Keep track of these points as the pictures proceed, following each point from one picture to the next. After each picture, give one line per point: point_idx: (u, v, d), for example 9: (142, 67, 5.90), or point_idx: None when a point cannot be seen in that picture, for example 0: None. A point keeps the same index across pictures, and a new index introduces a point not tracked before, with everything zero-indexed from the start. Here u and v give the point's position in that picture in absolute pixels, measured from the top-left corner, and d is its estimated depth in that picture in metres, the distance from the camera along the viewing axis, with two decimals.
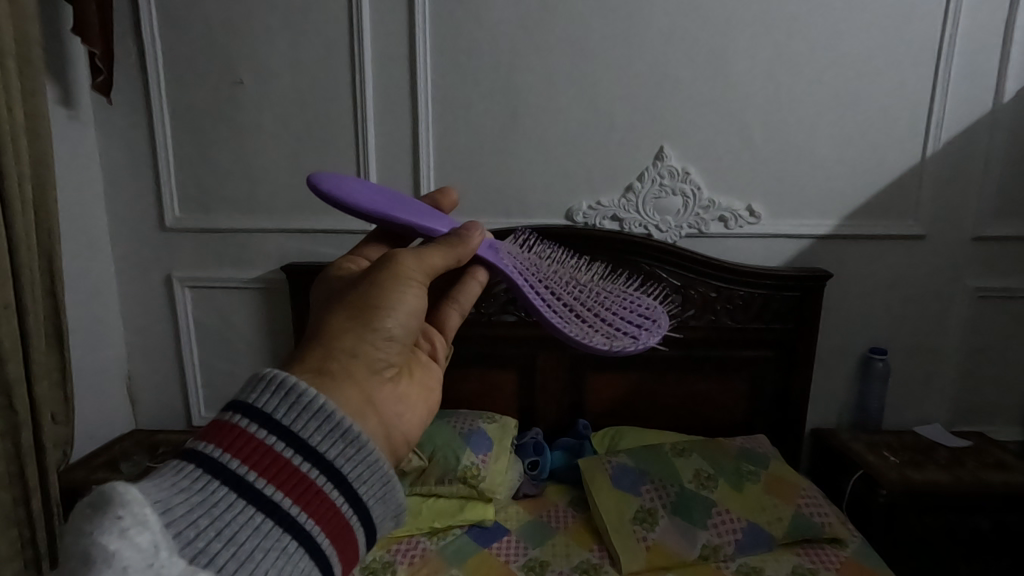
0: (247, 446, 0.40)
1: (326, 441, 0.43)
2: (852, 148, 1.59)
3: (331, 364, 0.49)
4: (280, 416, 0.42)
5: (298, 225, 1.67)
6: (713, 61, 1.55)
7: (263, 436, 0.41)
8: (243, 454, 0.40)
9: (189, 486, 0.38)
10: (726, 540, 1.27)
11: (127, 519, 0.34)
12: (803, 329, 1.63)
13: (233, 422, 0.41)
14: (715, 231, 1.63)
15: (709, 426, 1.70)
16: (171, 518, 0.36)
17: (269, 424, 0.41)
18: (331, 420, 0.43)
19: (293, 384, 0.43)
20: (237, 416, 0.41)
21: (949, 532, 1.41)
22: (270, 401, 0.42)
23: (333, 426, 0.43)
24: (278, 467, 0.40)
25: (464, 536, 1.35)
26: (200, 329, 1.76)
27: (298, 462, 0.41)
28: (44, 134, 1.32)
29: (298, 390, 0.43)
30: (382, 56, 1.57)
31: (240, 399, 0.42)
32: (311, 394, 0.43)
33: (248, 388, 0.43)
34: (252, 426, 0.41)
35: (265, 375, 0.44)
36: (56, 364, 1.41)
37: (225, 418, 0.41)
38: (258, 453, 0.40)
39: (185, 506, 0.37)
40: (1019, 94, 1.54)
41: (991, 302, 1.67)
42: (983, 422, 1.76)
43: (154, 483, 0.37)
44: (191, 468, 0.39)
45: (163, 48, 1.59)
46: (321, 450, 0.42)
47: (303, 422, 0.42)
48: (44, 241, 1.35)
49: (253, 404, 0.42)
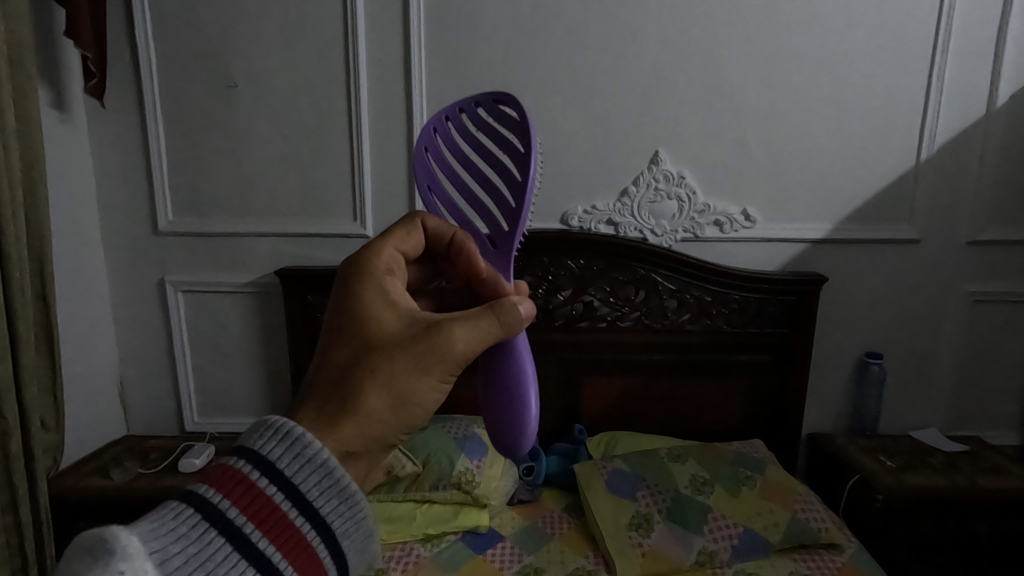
0: (248, 495, 0.40)
1: (323, 496, 0.43)
2: (847, 152, 1.59)
3: (358, 444, 0.48)
4: (283, 467, 0.42)
5: (292, 230, 1.66)
6: (709, 65, 1.55)
7: (263, 485, 0.41)
8: (242, 503, 0.40)
9: (187, 533, 0.38)
10: (722, 545, 1.26)
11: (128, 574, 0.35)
12: (799, 334, 1.63)
13: (237, 468, 0.41)
14: (710, 235, 1.63)
15: (705, 431, 1.69)
16: (168, 568, 0.37)
17: (272, 475, 0.41)
18: (332, 477, 0.43)
19: (301, 436, 0.44)
20: (241, 461, 0.41)
21: (946, 538, 1.41)
22: (275, 450, 0.43)
23: (330, 481, 0.43)
24: (273, 518, 0.40)
25: (458, 542, 1.35)
26: (193, 334, 1.75)
27: (293, 515, 0.41)
28: (35, 138, 1.31)
29: (305, 441, 0.43)
30: (377, 59, 1.57)
31: (245, 446, 0.42)
32: (316, 447, 0.44)
33: (253, 434, 0.43)
34: (254, 474, 0.41)
35: (275, 424, 0.44)
36: (47, 370, 1.39)
37: (230, 463, 0.41)
38: (258, 504, 0.40)
39: (181, 556, 0.37)
40: (1012, 98, 1.55)
41: (986, 306, 1.67)
42: (980, 427, 1.75)
43: (154, 528, 0.38)
44: (189, 512, 0.39)
45: (157, 50, 1.58)
46: (316, 505, 0.42)
47: (304, 475, 0.42)
48: (35, 245, 1.34)
49: (258, 452, 0.42)
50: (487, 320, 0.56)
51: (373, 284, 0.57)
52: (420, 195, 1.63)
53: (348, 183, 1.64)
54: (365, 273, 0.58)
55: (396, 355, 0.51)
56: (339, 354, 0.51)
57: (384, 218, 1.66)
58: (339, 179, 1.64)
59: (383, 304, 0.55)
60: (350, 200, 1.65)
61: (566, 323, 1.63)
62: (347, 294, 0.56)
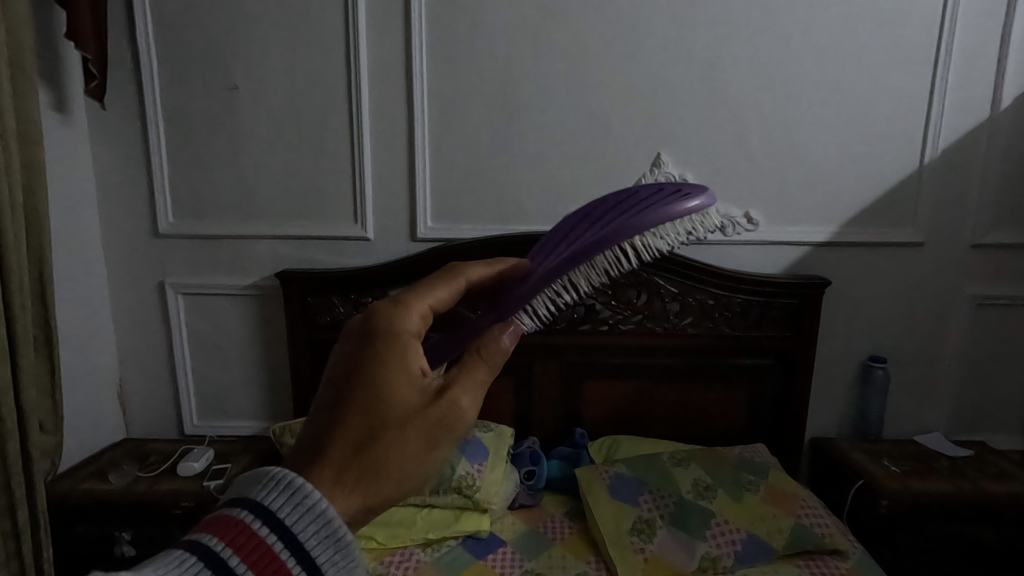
0: (248, 544, 0.39)
1: (320, 544, 0.41)
2: (850, 155, 1.58)
3: (360, 515, 0.45)
4: (282, 515, 0.41)
5: (293, 231, 1.65)
6: (711, 66, 1.55)
7: (262, 533, 0.40)
8: (243, 551, 0.39)
9: None
10: (726, 551, 1.24)
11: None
12: (802, 337, 1.61)
13: (238, 517, 0.40)
14: (712, 238, 1.62)
15: (707, 435, 1.68)
16: None
17: (271, 523, 0.41)
18: (329, 526, 0.42)
19: (299, 485, 0.42)
20: (241, 511, 0.41)
21: (952, 544, 1.39)
22: (274, 497, 0.41)
23: (327, 532, 0.42)
24: (270, 566, 0.39)
25: (459, 547, 1.33)
26: (193, 337, 1.74)
27: (290, 564, 0.40)
28: (34, 138, 1.30)
29: (303, 490, 0.42)
30: (378, 60, 1.56)
31: (245, 495, 0.42)
32: (315, 496, 0.42)
33: (254, 484, 0.42)
34: (253, 521, 0.40)
35: (274, 473, 0.42)
36: (45, 371, 1.38)
37: (230, 512, 0.41)
38: (257, 552, 0.39)
39: None
40: (1016, 100, 1.54)
41: (990, 310, 1.66)
42: (984, 431, 1.74)
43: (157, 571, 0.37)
44: (192, 559, 0.38)
45: (158, 52, 1.58)
46: (313, 555, 0.41)
47: (301, 523, 0.41)
48: (35, 247, 1.33)
49: (257, 501, 0.41)
50: (481, 369, 0.53)
51: (396, 344, 0.49)
52: (421, 196, 1.62)
53: (348, 185, 1.64)
54: (388, 331, 0.50)
55: (408, 429, 0.47)
56: (350, 421, 0.46)
57: (384, 220, 1.65)
58: (340, 182, 1.64)
59: (405, 371, 0.49)
60: (350, 202, 1.64)
61: (568, 326, 1.62)
62: (364, 353, 0.49)
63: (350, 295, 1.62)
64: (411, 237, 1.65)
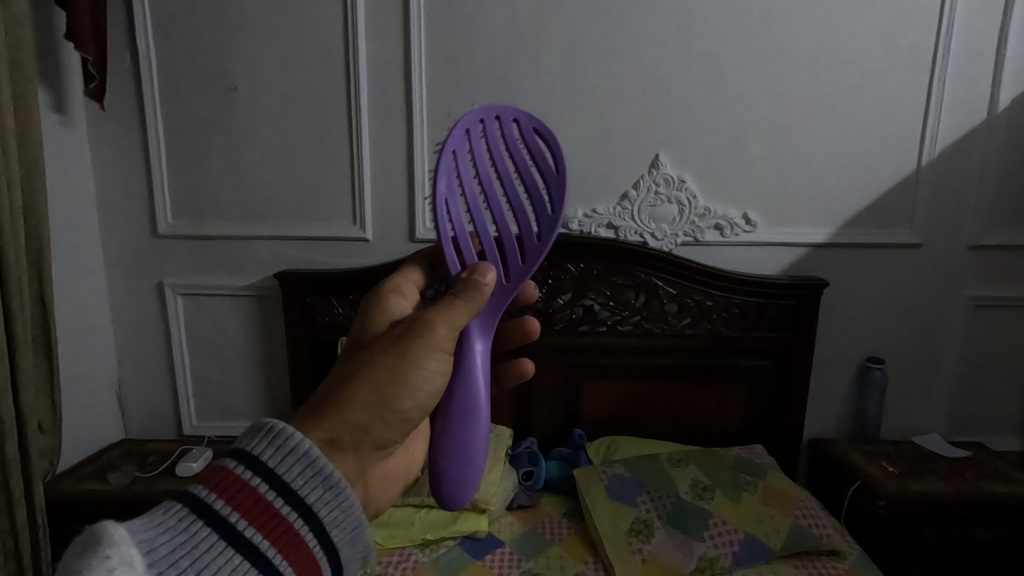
0: (235, 489, 0.46)
1: (309, 487, 0.48)
2: (848, 156, 1.59)
3: (343, 433, 0.54)
4: (269, 461, 0.47)
5: (292, 232, 1.65)
6: (710, 68, 1.55)
7: (249, 478, 0.46)
8: (229, 495, 0.45)
9: (175, 525, 0.43)
10: (723, 552, 1.25)
11: (114, 558, 0.39)
12: (801, 338, 1.61)
13: (227, 467, 0.47)
14: (710, 239, 1.62)
15: (705, 436, 1.69)
16: (155, 556, 0.41)
17: (258, 469, 0.47)
18: (315, 467, 0.49)
19: (283, 434, 0.49)
20: (231, 460, 0.47)
21: (949, 544, 1.40)
22: (262, 447, 0.48)
23: (314, 472, 0.49)
24: (258, 506, 0.46)
25: (457, 547, 1.33)
26: (192, 337, 1.74)
27: (278, 503, 0.46)
28: (34, 140, 1.31)
29: (287, 438, 0.49)
30: (377, 61, 1.57)
31: (236, 446, 0.48)
32: (298, 442, 0.49)
33: (246, 437, 0.49)
34: (241, 470, 0.46)
35: (262, 426, 0.49)
36: (44, 373, 1.38)
37: (220, 464, 0.47)
38: (244, 495, 0.46)
39: (168, 545, 0.42)
40: (1013, 103, 1.55)
41: (988, 311, 1.66)
42: (981, 432, 1.74)
43: (142, 522, 0.43)
44: (179, 508, 0.44)
45: (157, 52, 1.58)
46: (301, 493, 0.47)
47: (289, 468, 0.48)
48: (34, 247, 1.34)
49: (245, 451, 0.47)
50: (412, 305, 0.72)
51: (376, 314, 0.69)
52: (420, 197, 1.62)
53: (347, 186, 1.64)
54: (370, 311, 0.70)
55: (377, 357, 0.60)
56: (341, 374, 0.60)
57: (384, 220, 1.65)
58: (339, 183, 1.64)
59: (376, 323, 0.67)
60: (349, 203, 1.65)
61: (566, 327, 1.63)
62: (352, 336, 0.68)
63: (349, 296, 1.63)
64: (409, 238, 1.65)
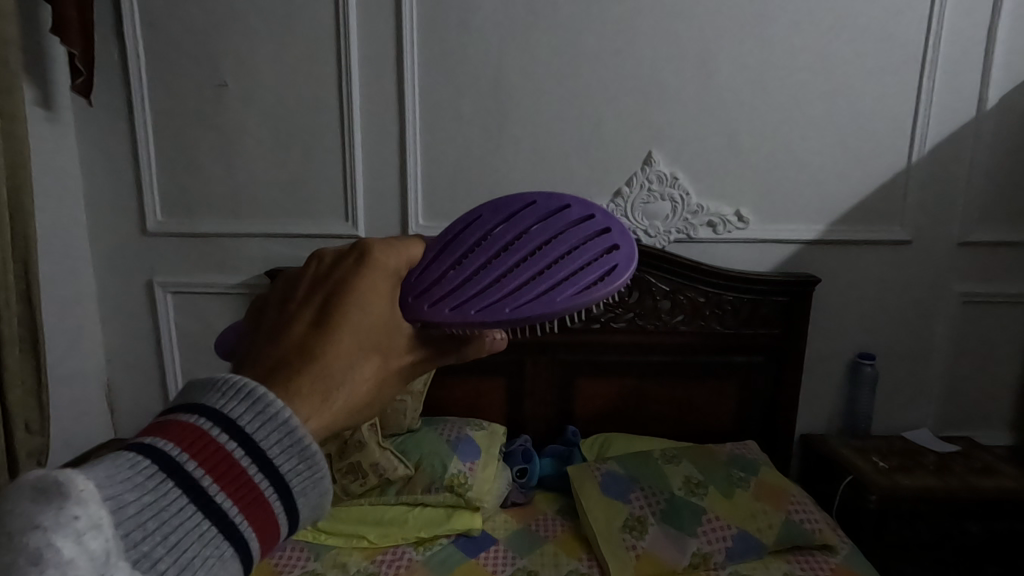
0: (208, 458, 0.31)
1: (292, 464, 0.33)
2: (839, 153, 1.60)
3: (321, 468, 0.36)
4: (250, 428, 0.33)
5: (283, 229, 1.64)
6: (701, 65, 1.55)
7: (227, 446, 0.32)
8: (202, 465, 0.31)
9: (142, 483, 0.30)
10: (716, 547, 1.25)
11: (84, 519, 0.28)
12: (792, 335, 1.62)
13: (196, 425, 0.31)
14: (703, 236, 1.62)
15: (698, 432, 1.69)
16: (120, 518, 0.29)
17: (239, 438, 0.32)
18: (307, 454, 0.34)
19: (266, 396, 0.34)
20: (200, 417, 0.32)
21: (941, 538, 1.41)
22: (242, 406, 0.33)
23: (307, 457, 0.34)
24: (238, 486, 0.32)
25: (451, 545, 1.33)
26: (182, 335, 1.73)
27: (261, 488, 0.32)
28: (19, 136, 1.28)
29: (272, 404, 0.33)
30: (368, 56, 1.55)
31: (208, 396, 0.33)
32: (286, 412, 0.34)
33: (221, 388, 0.33)
34: (213, 430, 0.32)
35: (240, 378, 0.34)
36: (32, 372, 1.36)
37: (186, 418, 0.32)
38: (220, 470, 0.31)
39: (136, 505, 0.30)
40: (1000, 101, 1.56)
41: (977, 307, 1.68)
42: (970, 428, 1.76)
43: (96, 470, 0.30)
44: (141, 464, 0.30)
45: (145, 47, 1.56)
46: (289, 482, 0.33)
47: (281, 443, 0.33)
48: (20, 244, 1.31)
49: (220, 407, 0.32)
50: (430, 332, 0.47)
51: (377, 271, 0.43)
52: (411, 194, 1.61)
53: (339, 182, 1.63)
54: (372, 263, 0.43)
55: (390, 387, 0.40)
56: (333, 369, 0.37)
57: (375, 217, 1.64)
58: (330, 180, 1.62)
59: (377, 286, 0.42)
60: (341, 200, 1.63)
61: (560, 324, 1.62)
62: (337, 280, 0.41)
63: None
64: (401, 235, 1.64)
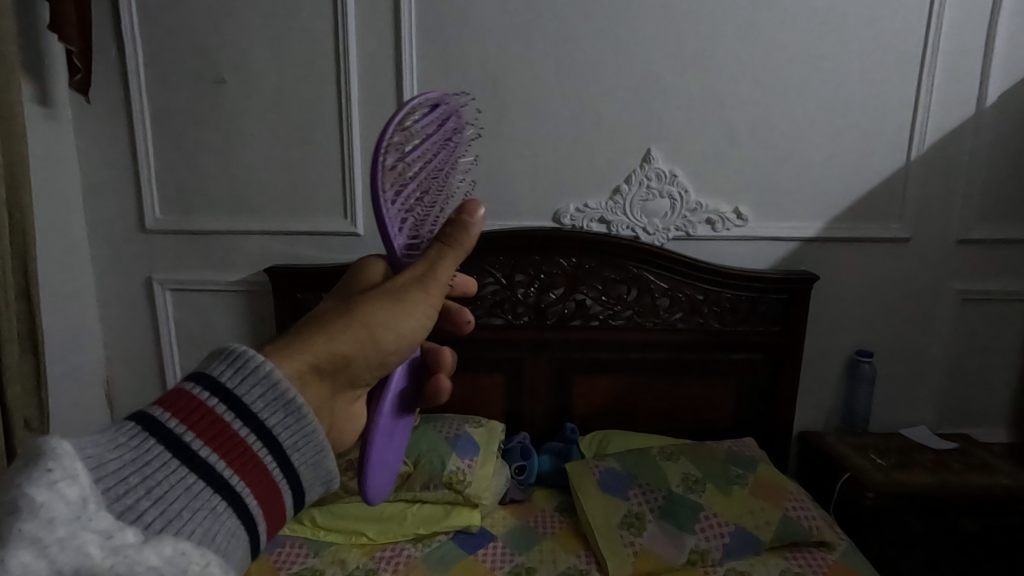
0: (195, 412, 0.45)
1: (265, 407, 0.48)
2: (838, 151, 1.60)
3: (320, 364, 0.55)
4: (229, 384, 0.47)
5: (282, 226, 1.64)
6: (702, 61, 1.55)
7: (211, 403, 0.46)
8: (190, 418, 0.45)
9: (128, 443, 0.43)
10: (714, 544, 1.26)
11: (57, 472, 0.37)
12: (790, 333, 1.63)
13: (190, 390, 0.46)
14: (701, 234, 1.62)
15: (696, 430, 1.70)
16: (103, 472, 0.41)
17: (220, 393, 0.46)
18: (276, 390, 0.48)
19: (244, 356, 0.48)
20: (193, 384, 0.47)
21: (938, 535, 1.41)
22: (223, 371, 0.47)
23: (276, 396, 0.48)
24: (217, 430, 0.45)
25: (449, 542, 1.34)
26: (181, 333, 1.73)
27: (239, 429, 0.46)
28: (17, 133, 1.28)
29: (248, 359, 0.48)
30: (367, 52, 1.55)
31: (199, 370, 0.48)
32: (261, 364, 0.48)
33: (211, 361, 0.48)
34: (203, 393, 0.46)
35: (224, 350, 0.49)
36: (31, 369, 1.36)
37: (184, 386, 0.46)
38: (206, 419, 0.45)
39: (117, 462, 0.41)
40: (1000, 98, 1.56)
41: (974, 304, 1.68)
42: (968, 425, 1.77)
43: (93, 436, 0.42)
44: (137, 426, 0.44)
45: (143, 44, 1.56)
46: (262, 419, 0.47)
47: (250, 392, 0.47)
48: (18, 241, 1.31)
49: (208, 375, 0.47)
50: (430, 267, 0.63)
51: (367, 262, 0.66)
52: None
53: (338, 179, 1.62)
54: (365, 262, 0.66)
55: (371, 303, 0.58)
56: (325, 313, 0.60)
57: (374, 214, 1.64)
58: (329, 177, 1.62)
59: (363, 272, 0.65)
60: (340, 197, 1.63)
61: (558, 322, 1.63)
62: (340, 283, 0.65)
63: None
64: None
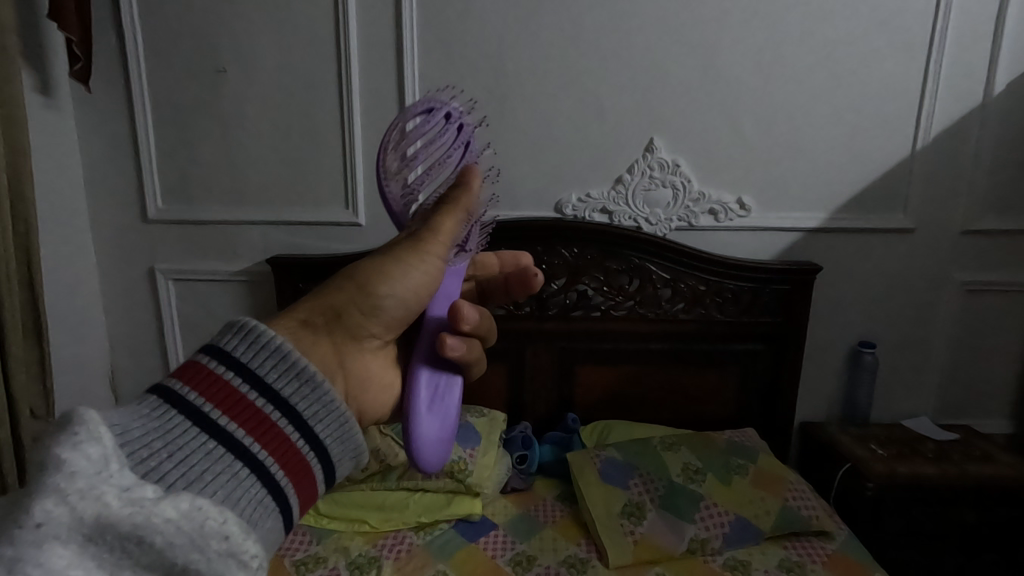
0: (211, 383, 0.42)
1: (283, 380, 0.44)
2: (842, 141, 1.58)
3: (316, 318, 0.52)
4: (242, 356, 0.44)
5: (283, 217, 1.64)
6: (705, 52, 1.54)
7: (227, 375, 0.42)
8: (206, 389, 0.41)
9: (149, 413, 0.39)
10: (714, 533, 1.27)
11: (81, 435, 0.34)
12: (793, 323, 1.62)
13: (204, 362, 0.43)
14: (704, 224, 1.62)
15: (697, 420, 1.70)
16: (127, 439, 0.37)
17: (233, 364, 0.43)
18: (287, 360, 0.45)
19: (254, 327, 0.45)
20: (207, 356, 0.43)
21: (937, 525, 1.42)
22: (236, 344, 0.44)
23: (289, 367, 0.45)
24: (237, 402, 0.42)
25: (451, 530, 1.35)
26: (184, 322, 1.73)
27: (259, 401, 0.43)
28: (18, 122, 1.28)
29: (258, 331, 0.44)
30: (367, 42, 1.54)
31: (212, 343, 0.44)
32: (271, 336, 0.45)
33: (224, 334, 0.45)
34: (217, 365, 0.43)
35: (237, 322, 0.45)
36: (35, 358, 1.38)
37: (197, 359, 0.43)
38: (223, 390, 0.42)
39: (141, 429, 0.38)
40: (1008, 88, 1.54)
41: (978, 295, 1.67)
42: (970, 416, 1.77)
43: (113, 410, 0.39)
44: (155, 399, 0.40)
45: (143, 32, 1.55)
46: (279, 390, 0.44)
47: (265, 363, 0.44)
48: (21, 231, 1.32)
49: (221, 347, 0.44)
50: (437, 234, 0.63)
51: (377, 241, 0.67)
52: None
53: (338, 170, 1.62)
54: None
55: (369, 260, 0.57)
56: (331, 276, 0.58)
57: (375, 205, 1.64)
58: (330, 168, 1.62)
59: None
60: (341, 188, 1.63)
61: (560, 312, 1.63)
62: None
63: None
64: None
